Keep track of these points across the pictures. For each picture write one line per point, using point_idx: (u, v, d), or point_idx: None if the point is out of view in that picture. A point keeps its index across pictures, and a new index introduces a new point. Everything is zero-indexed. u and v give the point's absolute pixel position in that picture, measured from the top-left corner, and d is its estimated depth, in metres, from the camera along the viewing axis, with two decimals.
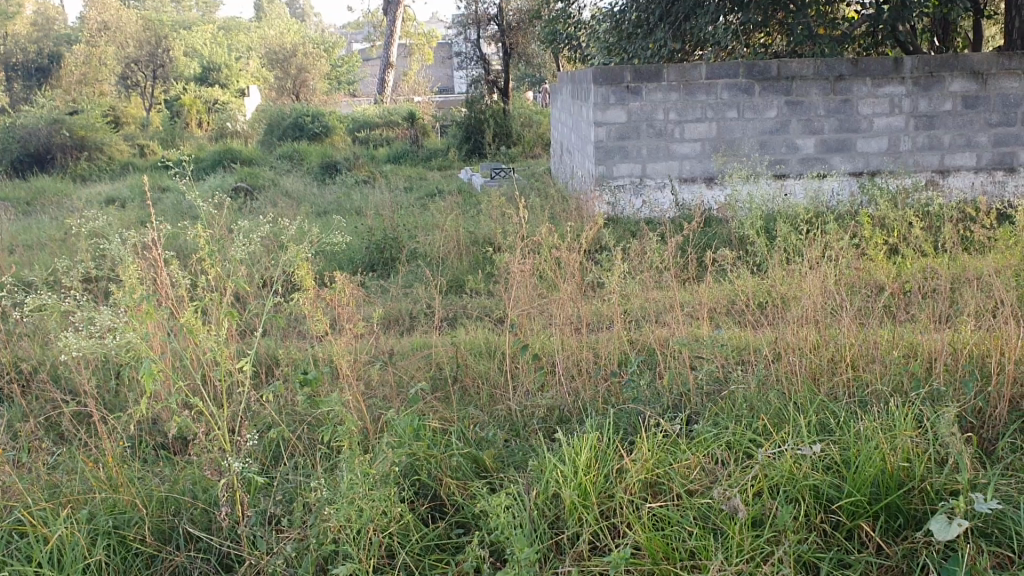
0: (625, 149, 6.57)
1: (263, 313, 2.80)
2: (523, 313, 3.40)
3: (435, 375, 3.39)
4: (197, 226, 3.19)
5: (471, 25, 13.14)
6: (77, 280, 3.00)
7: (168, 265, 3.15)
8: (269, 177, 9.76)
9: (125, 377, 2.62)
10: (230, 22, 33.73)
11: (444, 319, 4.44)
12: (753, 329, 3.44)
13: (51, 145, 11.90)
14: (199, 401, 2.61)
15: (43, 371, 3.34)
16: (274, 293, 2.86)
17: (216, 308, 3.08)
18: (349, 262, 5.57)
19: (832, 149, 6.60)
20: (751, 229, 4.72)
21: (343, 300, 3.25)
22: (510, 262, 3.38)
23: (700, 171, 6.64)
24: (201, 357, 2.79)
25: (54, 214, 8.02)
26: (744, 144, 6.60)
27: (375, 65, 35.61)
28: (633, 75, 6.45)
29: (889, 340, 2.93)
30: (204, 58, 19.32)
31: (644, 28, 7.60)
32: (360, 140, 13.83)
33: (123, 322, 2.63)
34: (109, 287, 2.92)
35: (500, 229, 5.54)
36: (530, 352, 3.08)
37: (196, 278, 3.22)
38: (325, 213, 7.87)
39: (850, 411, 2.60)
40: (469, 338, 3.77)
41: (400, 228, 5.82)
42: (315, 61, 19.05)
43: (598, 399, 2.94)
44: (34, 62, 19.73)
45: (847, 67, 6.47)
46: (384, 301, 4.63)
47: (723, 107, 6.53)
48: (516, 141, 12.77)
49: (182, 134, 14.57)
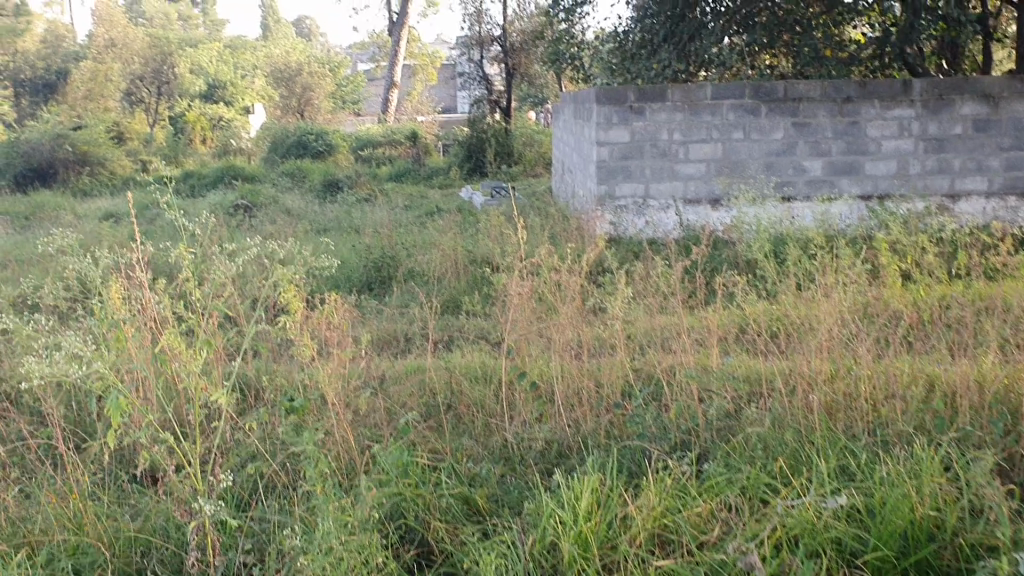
0: (628, 169, 6.46)
1: (241, 341, 2.64)
2: (521, 338, 3.25)
3: (429, 402, 3.23)
4: (179, 243, 3.03)
5: (474, 46, 12.99)
6: (53, 301, 2.86)
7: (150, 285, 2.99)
8: (270, 194, 9.62)
9: (96, 405, 2.48)
10: (237, 40, 33.70)
11: (441, 341, 4.28)
12: (762, 357, 3.28)
13: (54, 160, 11.77)
14: (174, 432, 2.47)
15: (20, 391, 3.20)
16: (255, 320, 2.69)
17: (197, 330, 2.92)
18: (345, 281, 5.41)
19: (840, 171, 6.44)
20: (759, 251, 4.55)
21: (332, 323, 3.09)
22: (509, 285, 3.22)
23: (705, 192, 6.50)
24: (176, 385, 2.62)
25: (53, 228, 7.88)
26: (750, 165, 6.45)
27: (379, 83, 35.55)
28: (637, 95, 6.37)
29: (908, 373, 2.77)
30: (209, 76, 19.23)
31: (648, 48, 7.45)
32: (363, 158, 13.70)
33: (91, 349, 2.48)
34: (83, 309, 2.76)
35: (499, 250, 5.40)
36: (529, 381, 2.91)
37: (180, 299, 3.07)
38: (324, 230, 7.73)
39: (870, 452, 2.43)
40: (464, 362, 3.61)
41: (399, 247, 5.67)
42: (320, 79, 18.95)
43: (599, 432, 2.78)
44: (41, 78, 19.70)
45: (855, 89, 6.32)
46: (379, 322, 4.47)
47: (728, 128, 6.39)
48: (517, 159, 12.65)
49: (186, 150, 14.47)
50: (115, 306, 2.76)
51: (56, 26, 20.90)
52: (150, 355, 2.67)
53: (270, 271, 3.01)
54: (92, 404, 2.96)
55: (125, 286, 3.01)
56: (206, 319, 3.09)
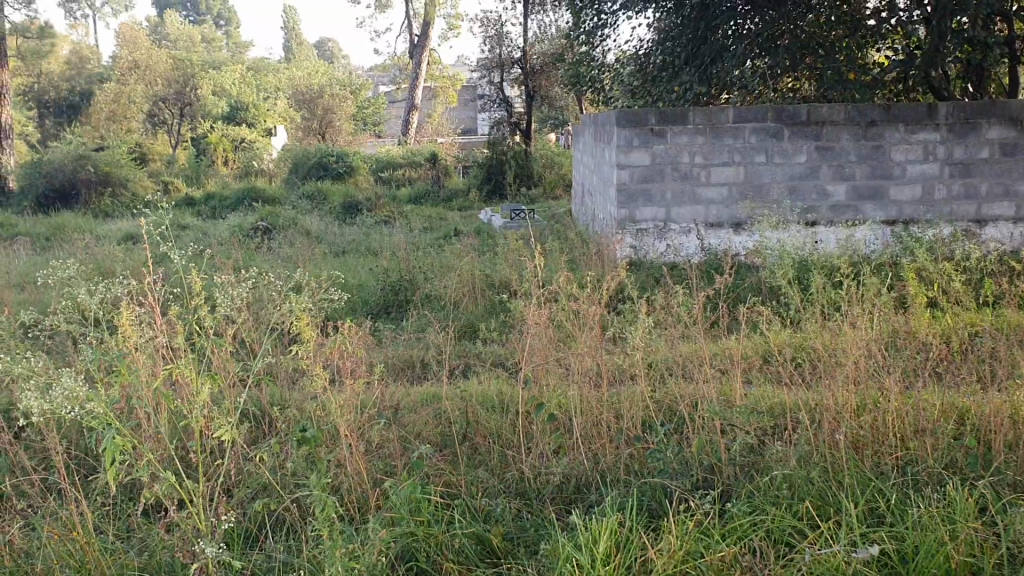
0: (649, 192, 6.39)
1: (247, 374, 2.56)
2: (539, 366, 3.16)
3: (444, 432, 3.15)
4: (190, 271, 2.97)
5: (494, 68, 12.96)
6: (61, 328, 2.80)
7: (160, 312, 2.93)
8: (289, 216, 9.58)
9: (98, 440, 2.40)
10: (258, 63, 33.88)
11: (457, 368, 4.20)
12: (787, 387, 3.19)
13: (76, 181, 11.76)
14: (180, 468, 2.40)
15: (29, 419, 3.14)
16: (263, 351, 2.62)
17: (206, 361, 2.85)
18: (362, 306, 5.34)
19: (864, 196, 6.35)
20: (782, 277, 4.47)
21: (346, 350, 3.02)
22: (528, 313, 3.14)
23: (727, 216, 6.41)
24: (183, 418, 2.54)
25: (73, 249, 7.85)
26: (773, 189, 6.36)
27: (400, 105, 35.67)
28: (658, 118, 6.28)
29: (939, 406, 2.67)
30: (232, 98, 19.29)
31: (670, 71, 7.39)
32: (383, 180, 13.68)
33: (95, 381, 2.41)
34: (90, 340, 2.69)
35: (518, 275, 5.33)
36: (547, 413, 2.83)
37: (190, 328, 3.00)
38: (342, 253, 7.68)
39: (902, 493, 2.34)
40: (481, 390, 3.54)
41: (416, 270, 5.60)
42: (341, 102, 18.99)
43: (619, 467, 2.69)
44: (65, 99, 19.81)
45: (879, 112, 6.23)
46: (394, 348, 4.40)
47: (751, 151, 6.31)
48: (537, 181, 12.61)
49: (208, 171, 14.49)
50: (122, 335, 2.69)
51: (80, 48, 21.02)
52: (158, 384, 2.60)
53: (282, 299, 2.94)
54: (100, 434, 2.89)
55: (135, 312, 2.95)
56: (217, 348, 3.02)
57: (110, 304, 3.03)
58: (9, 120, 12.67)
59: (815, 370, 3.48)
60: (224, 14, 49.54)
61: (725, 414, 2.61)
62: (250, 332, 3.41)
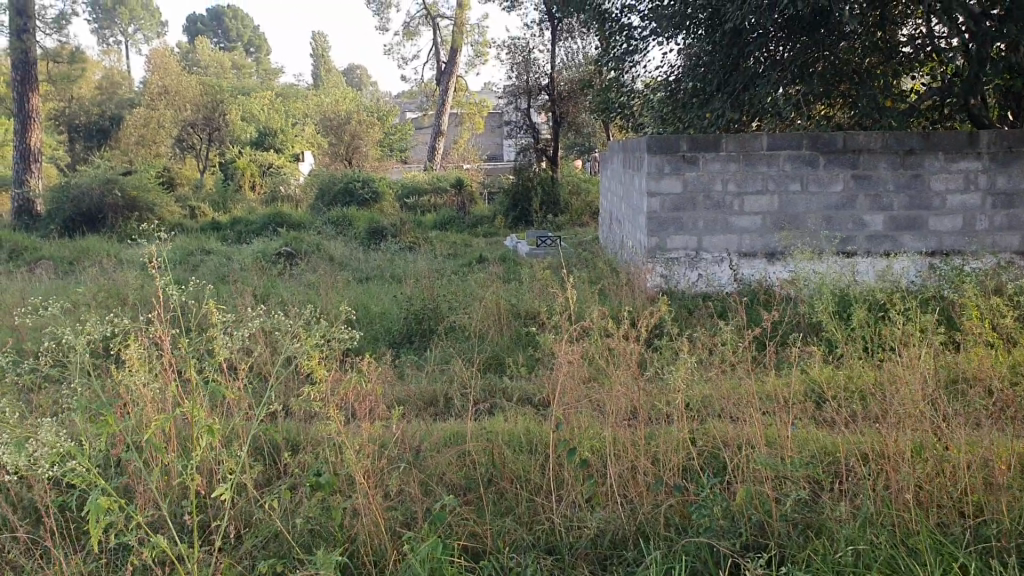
0: (680, 221, 6.19)
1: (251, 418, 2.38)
2: (569, 407, 2.97)
3: (468, 474, 2.96)
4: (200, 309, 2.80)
5: (521, 95, 12.74)
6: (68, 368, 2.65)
7: (170, 351, 2.76)
8: (314, 242, 9.42)
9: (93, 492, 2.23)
10: (286, 89, 33.91)
11: (481, 403, 4.01)
12: (832, 430, 2.98)
13: (103, 206, 11.66)
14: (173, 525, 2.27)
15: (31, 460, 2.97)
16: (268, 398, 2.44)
17: (212, 404, 2.67)
18: (385, 335, 5.16)
19: (902, 226, 6.12)
20: (823, 312, 4.24)
21: (360, 390, 2.83)
22: (559, 352, 2.95)
23: (760, 245, 6.20)
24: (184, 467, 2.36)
25: (96, 274, 7.72)
26: (809, 219, 6.15)
27: (426, 130, 35.64)
28: (690, 144, 6.09)
29: (1004, 459, 2.45)
30: (260, 123, 19.25)
31: (701, 97, 7.18)
32: (409, 206, 13.54)
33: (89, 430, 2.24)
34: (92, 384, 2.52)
35: (547, 306, 5.14)
36: (579, 459, 2.64)
37: (198, 368, 2.83)
38: (366, 279, 7.50)
39: (976, 562, 2.13)
40: (506, 429, 3.34)
41: (440, 299, 5.41)
42: (368, 128, 18.92)
43: (659, 519, 2.50)
44: (95, 123, 19.86)
45: (918, 141, 6.02)
46: (417, 382, 4.20)
47: (785, 179, 6.10)
48: (564, 209, 12.42)
49: (235, 197, 14.38)
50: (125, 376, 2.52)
51: (112, 74, 21.08)
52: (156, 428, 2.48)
53: (292, 340, 2.75)
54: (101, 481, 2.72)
55: (143, 347, 2.83)
56: (224, 387, 2.84)
57: (118, 342, 2.86)
58: (39, 144, 12.62)
59: (862, 412, 3.26)
60: (254, 40, 49.91)
61: (777, 466, 2.42)
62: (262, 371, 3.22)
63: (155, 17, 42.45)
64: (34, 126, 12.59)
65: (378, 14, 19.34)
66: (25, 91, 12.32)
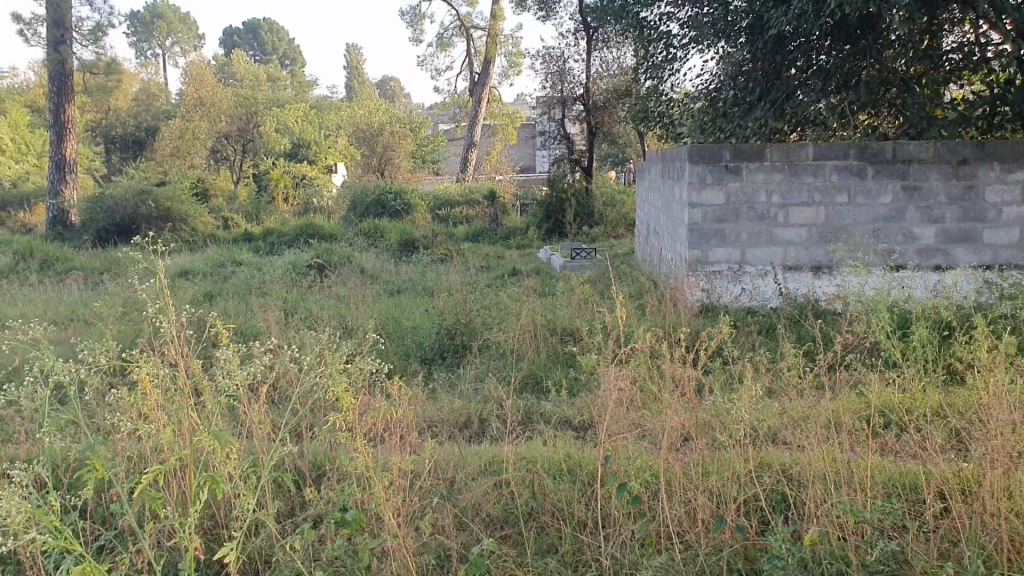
0: (722, 233, 5.93)
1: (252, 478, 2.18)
2: (616, 437, 2.73)
3: (506, 506, 2.72)
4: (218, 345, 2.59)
5: (556, 105, 12.50)
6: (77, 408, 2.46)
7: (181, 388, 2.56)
8: (345, 253, 9.21)
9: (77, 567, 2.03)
10: (321, 100, 33.87)
11: (517, 425, 3.77)
12: (897, 462, 2.71)
13: (137, 216, 11.55)
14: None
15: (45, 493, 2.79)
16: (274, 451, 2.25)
17: (221, 444, 2.46)
18: (416, 351, 4.92)
19: (954, 240, 5.83)
20: (882, 329, 3.96)
21: (385, 420, 2.61)
22: (606, 377, 2.71)
23: (806, 259, 5.92)
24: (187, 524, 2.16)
25: (125, 286, 7.55)
26: (856, 231, 5.87)
27: (460, 142, 35.49)
28: (733, 154, 5.85)
29: None
30: (293, 135, 19.20)
31: (742, 106, 6.89)
32: (441, 218, 13.35)
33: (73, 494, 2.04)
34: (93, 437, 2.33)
35: (585, 322, 4.89)
36: (628, 496, 2.41)
37: (213, 403, 2.62)
38: (397, 292, 7.29)
39: None
40: (546, 453, 3.10)
41: (473, 314, 5.18)
42: (401, 139, 18.77)
43: (720, 565, 2.28)
44: (131, 135, 19.90)
45: (972, 150, 5.73)
46: (449, 401, 3.96)
47: (832, 190, 5.83)
48: (598, 221, 12.19)
49: (268, 208, 14.24)
50: (122, 426, 2.33)
51: (149, 86, 21.09)
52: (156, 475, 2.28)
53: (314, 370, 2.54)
54: (112, 526, 2.53)
55: (160, 367, 2.67)
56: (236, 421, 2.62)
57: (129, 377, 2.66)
58: (75, 155, 12.52)
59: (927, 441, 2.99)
60: (289, 52, 50.22)
61: (865, 513, 2.21)
62: (280, 400, 2.99)
63: (192, 30, 42.68)
64: (70, 137, 12.50)
65: (411, 26, 19.18)
66: (61, 102, 12.21)
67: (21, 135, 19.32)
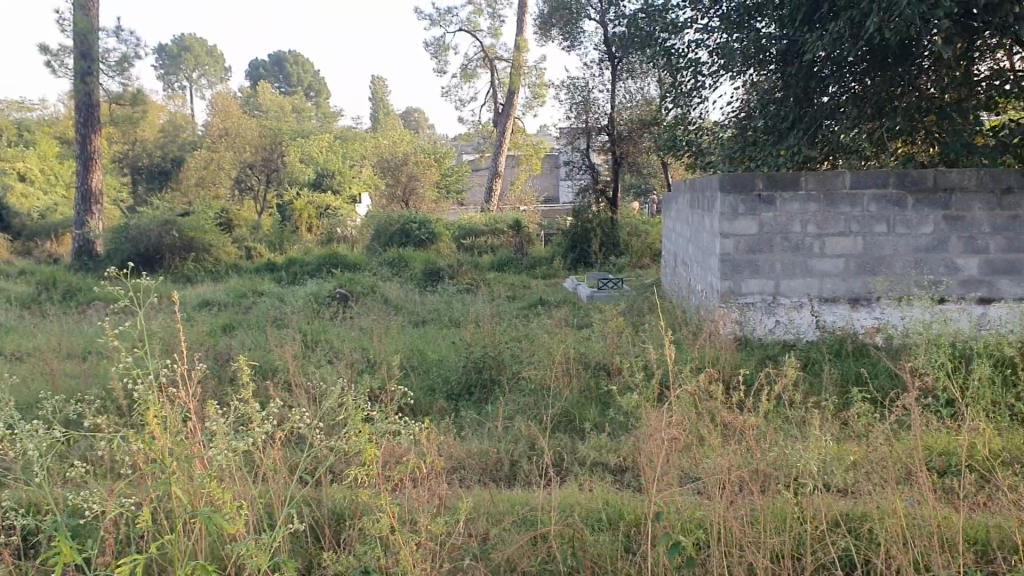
0: (756, 263, 5.72)
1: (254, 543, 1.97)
2: (664, 490, 2.52)
3: (541, 562, 2.50)
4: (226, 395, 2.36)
5: (580, 134, 12.31)
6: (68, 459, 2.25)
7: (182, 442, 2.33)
8: (369, 283, 9.04)
9: None
10: (347, 132, 33.86)
11: (547, 467, 3.56)
12: (961, 516, 2.46)
13: (161, 246, 11.42)
14: None
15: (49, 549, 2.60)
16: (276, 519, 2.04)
17: (229, 505, 2.25)
18: (442, 385, 4.73)
19: (1000, 271, 5.55)
20: (942, 368, 3.70)
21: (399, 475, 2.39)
22: (650, 426, 2.49)
23: (844, 290, 5.67)
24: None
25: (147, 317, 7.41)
26: (896, 262, 5.62)
27: (484, 175, 35.38)
28: (766, 182, 5.65)
29: None
30: (319, 165, 19.42)
31: (774, 134, 6.64)
32: (466, 247, 13.17)
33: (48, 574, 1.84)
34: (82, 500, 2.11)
35: (619, 357, 4.68)
36: (678, 560, 2.20)
37: (222, 456, 2.40)
38: (422, 323, 7.11)
39: None
40: (583, 500, 2.88)
41: (503, 346, 4.98)
42: (425, 170, 18.59)
43: None
44: (158, 166, 19.89)
45: (1016, 178, 5.47)
46: (477, 442, 3.76)
47: (870, 220, 5.60)
48: (624, 250, 11.99)
49: (291, 238, 14.10)
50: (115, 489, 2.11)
51: (177, 118, 21.09)
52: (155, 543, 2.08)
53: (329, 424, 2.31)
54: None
55: (166, 413, 2.45)
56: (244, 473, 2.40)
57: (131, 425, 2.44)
58: (100, 185, 12.42)
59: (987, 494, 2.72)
60: (315, 85, 50.45)
61: None
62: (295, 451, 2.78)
63: (220, 64, 42.93)
64: (95, 167, 12.40)
65: (436, 57, 19.09)
66: (87, 133, 12.12)
67: (48, 166, 19.31)
